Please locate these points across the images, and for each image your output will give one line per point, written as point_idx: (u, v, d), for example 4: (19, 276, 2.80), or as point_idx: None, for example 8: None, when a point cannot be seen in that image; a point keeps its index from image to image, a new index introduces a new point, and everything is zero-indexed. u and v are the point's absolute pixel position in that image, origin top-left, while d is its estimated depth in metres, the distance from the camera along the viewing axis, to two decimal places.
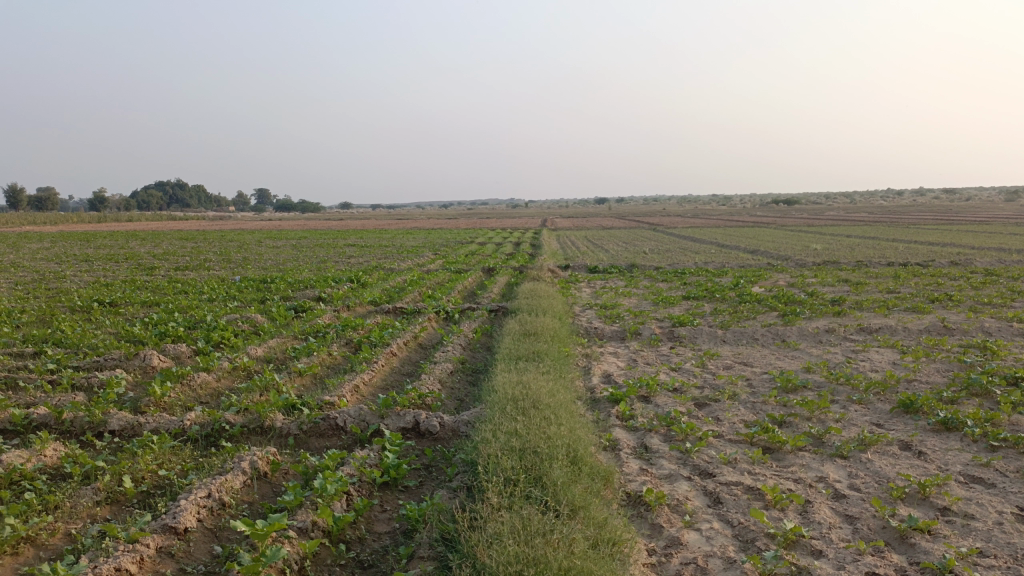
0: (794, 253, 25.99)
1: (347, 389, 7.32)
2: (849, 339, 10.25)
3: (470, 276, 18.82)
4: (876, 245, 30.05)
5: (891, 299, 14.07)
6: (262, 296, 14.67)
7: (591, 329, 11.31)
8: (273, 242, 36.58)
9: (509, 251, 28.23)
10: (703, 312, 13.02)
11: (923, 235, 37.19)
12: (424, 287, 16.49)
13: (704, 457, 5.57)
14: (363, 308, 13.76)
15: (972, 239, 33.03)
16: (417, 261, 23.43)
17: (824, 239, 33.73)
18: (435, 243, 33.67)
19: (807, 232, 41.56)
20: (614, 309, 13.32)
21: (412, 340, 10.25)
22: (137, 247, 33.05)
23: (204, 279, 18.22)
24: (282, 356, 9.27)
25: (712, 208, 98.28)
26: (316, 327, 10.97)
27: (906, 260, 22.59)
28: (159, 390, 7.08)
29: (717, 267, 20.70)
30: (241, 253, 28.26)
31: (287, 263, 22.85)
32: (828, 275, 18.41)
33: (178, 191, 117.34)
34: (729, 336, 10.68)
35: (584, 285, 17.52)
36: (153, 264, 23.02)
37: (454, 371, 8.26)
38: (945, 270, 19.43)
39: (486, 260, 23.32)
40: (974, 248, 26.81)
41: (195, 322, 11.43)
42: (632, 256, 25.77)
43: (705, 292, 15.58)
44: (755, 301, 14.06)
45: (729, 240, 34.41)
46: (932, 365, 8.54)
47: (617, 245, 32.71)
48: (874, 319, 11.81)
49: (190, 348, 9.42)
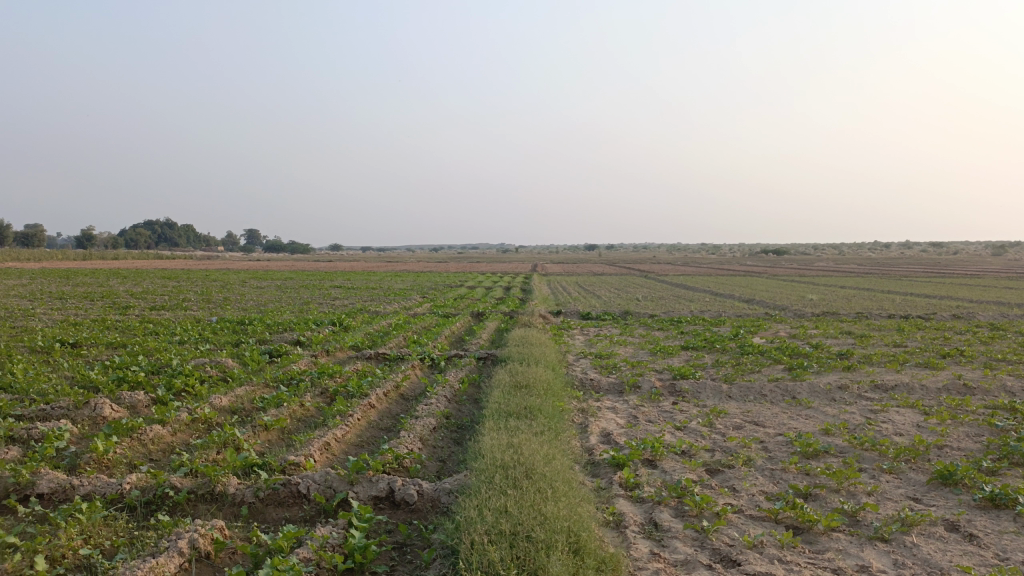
0: (790, 303, 25.41)
1: (315, 447, 6.50)
2: (864, 397, 9.51)
3: (459, 320, 18.06)
4: (872, 297, 29.57)
5: (902, 354, 13.37)
6: (237, 338, 13.84)
7: (586, 381, 10.54)
8: (258, 282, 35.75)
9: (499, 296, 27.55)
10: (704, 364, 12.27)
11: (918, 287, 36.82)
12: (409, 331, 15.72)
13: (725, 539, 4.79)
14: (344, 353, 12.94)
15: (967, 292, 32.69)
16: (403, 305, 22.65)
17: (818, 290, 33.34)
18: (423, 286, 32.96)
19: (800, 282, 41.11)
20: (610, 359, 12.56)
21: (393, 390, 9.44)
22: (117, 284, 32.14)
23: (179, 320, 17.36)
24: (249, 407, 8.43)
25: (702, 256, 98.44)
26: (289, 374, 10.15)
27: (906, 312, 22.00)
28: (101, 445, 6.24)
29: (714, 316, 20.04)
30: (223, 293, 27.42)
31: (268, 305, 22.04)
32: (830, 327, 17.77)
33: (168, 229, 116.56)
34: (735, 392, 9.93)
35: (577, 333, 16.79)
36: (128, 303, 22.10)
37: (437, 427, 7.46)
38: (947, 323, 18.85)
39: (475, 305, 22.61)
40: (973, 302, 26.33)
41: (160, 366, 10.58)
42: (626, 303, 25.12)
43: (704, 342, 14.86)
44: (758, 353, 13.33)
45: (723, 289, 33.89)
46: (961, 429, 7.80)
47: (609, 292, 32.13)
48: (887, 375, 11.11)
49: (148, 396, 8.58)
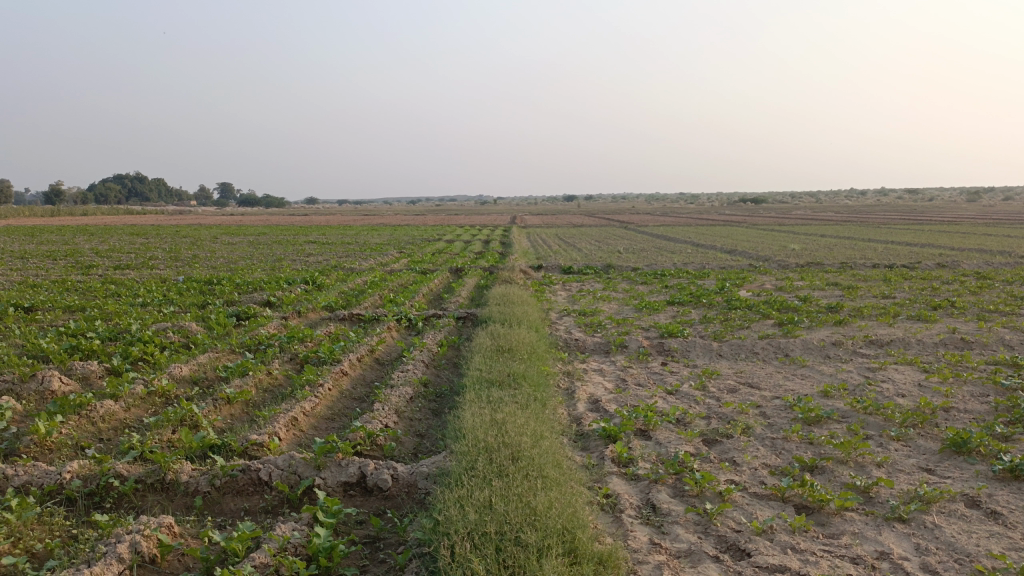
0: (773, 253, 25.06)
1: (280, 423, 5.99)
2: (860, 354, 9.12)
3: (437, 277, 17.48)
4: (854, 245, 29.32)
5: (892, 307, 13.02)
6: (204, 300, 13.18)
7: (571, 341, 10.05)
8: (229, 238, 34.74)
9: (478, 250, 26.94)
10: (692, 320, 11.84)
11: (898, 236, 36.63)
12: (385, 289, 15.12)
13: (730, 524, 4.36)
14: (316, 314, 12.34)
15: (946, 240, 32.58)
16: (379, 260, 21.99)
17: (800, 240, 33.04)
18: (401, 241, 32.18)
19: (781, 232, 40.78)
20: (595, 317, 12.07)
21: (368, 355, 8.90)
22: (81, 242, 31.03)
23: (143, 280, 16.60)
24: (212, 377, 7.87)
25: (681, 206, 98.04)
26: (257, 339, 9.56)
27: (891, 262, 21.71)
28: (43, 427, 5.66)
29: (698, 269, 19.62)
30: (193, 250, 26.53)
31: (239, 262, 21.29)
32: (816, 278, 17.40)
33: (138, 184, 113.83)
34: (726, 350, 9.51)
35: (559, 289, 16.26)
36: (91, 262, 21.21)
37: (414, 397, 6.96)
38: (933, 273, 18.56)
39: (453, 260, 22.01)
40: (955, 250, 26.14)
41: (118, 333, 9.93)
42: (607, 256, 24.65)
43: (690, 296, 14.43)
44: (746, 308, 12.92)
45: (704, 239, 33.51)
46: (966, 389, 7.42)
47: (589, 243, 31.56)
48: (880, 330, 10.74)
49: (102, 367, 7.97)
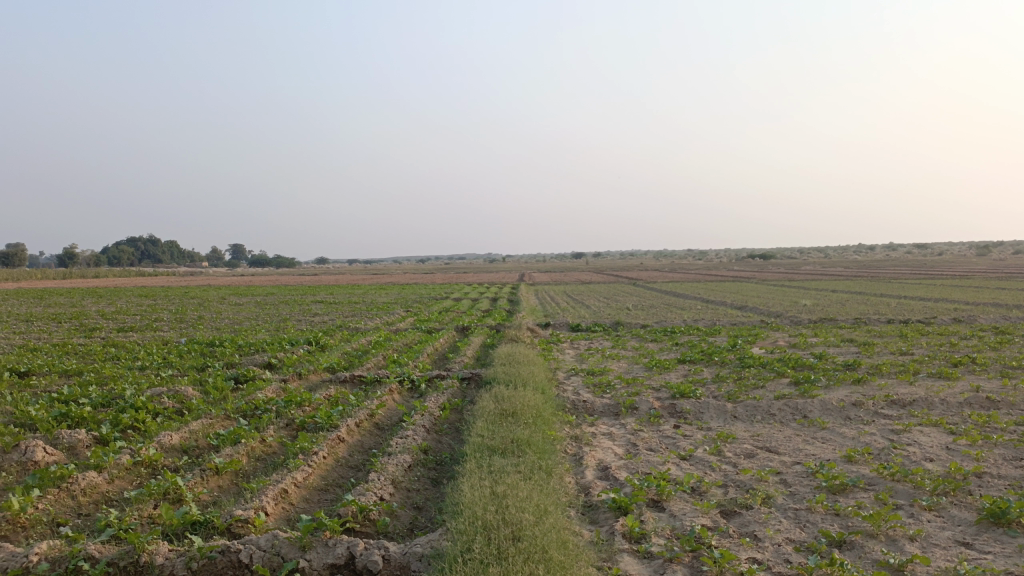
0: (784, 309, 24.68)
1: (269, 496, 5.64)
2: (882, 415, 8.70)
3: (443, 336, 17.17)
4: (867, 301, 28.91)
5: (911, 364, 12.59)
6: (204, 363, 12.88)
7: (579, 403, 9.67)
8: (236, 299, 34.61)
9: (485, 308, 26.66)
10: (703, 379, 11.46)
11: (910, 290, 36.26)
12: (389, 349, 14.81)
13: None
14: (317, 376, 12.01)
15: (960, 294, 32.16)
16: (385, 320, 21.71)
17: (812, 295, 32.64)
18: (408, 300, 31.97)
19: (792, 287, 40.40)
20: (604, 377, 11.70)
21: (367, 420, 8.56)
22: (89, 305, 30.96)
23: (145, 343, 16.35)
24: (203, 445, 7.53)
25: (690, 262, 98.02)
26: (253, 404, 9.23)
27: (906, 317, 21.28)
28: (17, 502, 5.32)
29: (708, 326, 19.25)
30: (199, 312, 26.38)
31: (244, 323, 21.06)
32: (830, 334, 17.00)
33: (150, 245, 114.96)
34: (741, 412, 9.11)
35: (567, 348, 15.92)
36: (94, 325, 21.02)
37: (413, 465, 6.60)
38: (950, 328, 18.12)
39: (460, 319, 21.72)
40: (971, 305, 25.68)
41: (111, 399, 9.62)
42: (616, 313, 24.30)
43: (702, 354, 14.04)
44: (759, 366, 12.53)
45: (714, 295, 33.20)
46: (998, 452, 6.99)
47: (598, 301, 31.27)
48: (901, 388, 10.33)
49: (89, 435, 7.64)
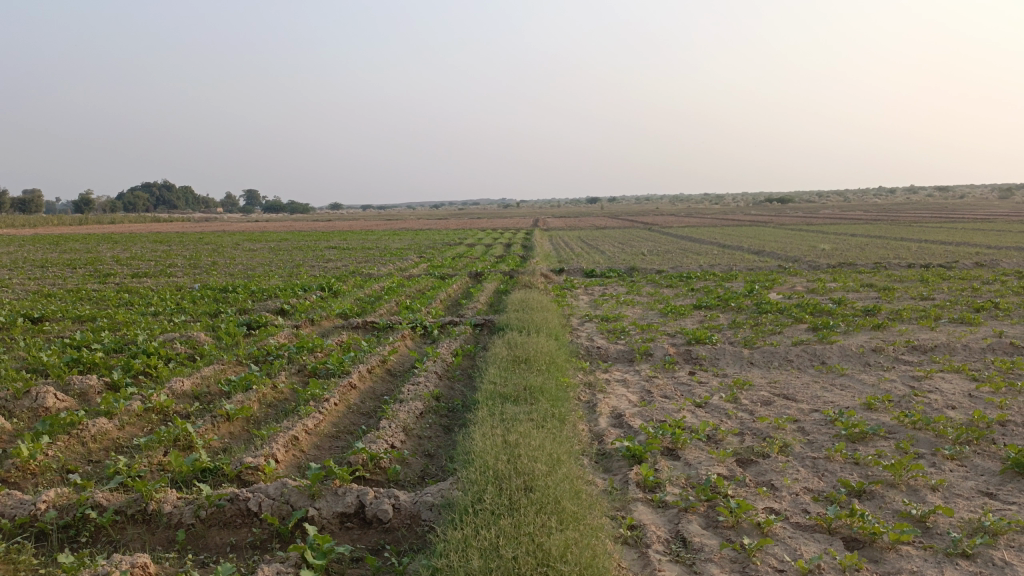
0: (802, 254, 24.34)
1: (279, 444, 5.59)
2: (903, 361, 8.53)
3: (456, 282, 17.05)
4: (886, 245, 28.45)
5: (933, 309, 12.35)
6: (216, 308, 12.86)
7: (593, 349, 9.56)
8: (251, 245, 34.58)
9: (499, 254, 26.48)
10: (719, 325, 11.30)
11: (931, 234, 35.68)
12: (402, 295, 14.73)
13: (771, 563, 3.86)
14: (329, 322, 11.96)
15: (982, 238, 31.59)
16: (398, 266, 21.60)
17: (831, 239, 32.15)
18: (422, 246, 31.80)
19: (810, 232, 39.86)
20: (618, 323, 11.57)
21: (379, 366, 8.50)
22: (104, 251, 31.05)
23: (159, 288, 16.34)
24: (215, 392, 7.50)
25: (706, 206, 96.93)
26: (264, 350, 9.18)
27: (927, 261, 20.91)
28: (25, 450, 5.29)
29: (725, 270, 19.01)
30: (213, 258, 26.41)
31: (257, 269, 21.03)
32: (849, 279, 16.73)
33: (164, 191, 115.08)
34: (758, 358, 8.97)
35: (581, 293, 15.78)
36: (109, 271, 21.07)
37: (424, 412, 6.53)
38: (972, 272, 17.78)
39: (473, 264, 21.58)
40: (994, 249, 25.20)
41: (123, 345, 9.60)
42: (631, 258, 24.06)
43: (718, 300, 13.85)
44: (776, 311, 12.34)
45: (730, 240, 32.81)
46: (1022, 399, 6.82)
47: (613, 246, 30.99)
48: (922, 334, 10.12)
49: (101, 382, 7.62)
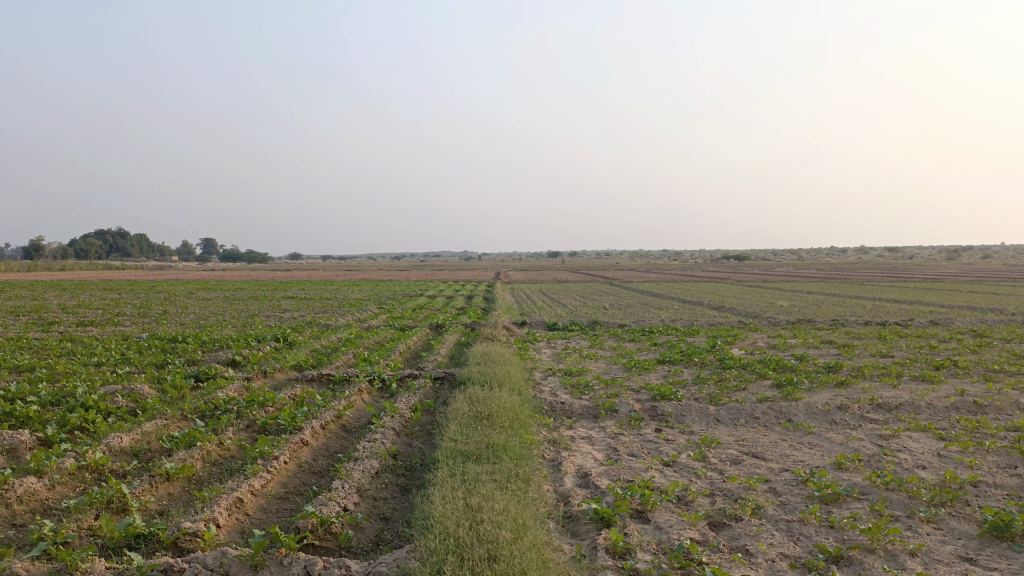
0: (762, 310, 24.52)
1: (221, 507, 5.19)
2: (869, 419, 8.43)
3: (416, 334, 16.70)
4: (842, 302, 28.88)
5: (893, 367, 12.37)
6: (164, 359, 12.32)
7: (556, 405, 9.29)
8: (206, 294, 33.76)
9: (460, 306, 26.19)
10: (684, 381, 11.14)
11: (884, 292, 36.45)
12: (360, 347, 14.33)
13: None
14: (283, 375, 11.51)
15: (934, 297, 32.32)
16: (357, 317, 21.17)
17: (788, 296, 32.59)
18: (382, 297, 31.39)
19: (768, 289, 40.44)
20: (581, 377, 11.34)
21: (334, 421, 8.12)
22: (51, 299, 29.99)
23: (105, 338, 15.70)
24: (156, 449, 7.04)
25: (666, 262, 98.21)
26: (212, 404, 8.72)
27: (883, 319, 21.19)
28: None
29: (686, 325, 18.98)
30: (165, 307, 25.66)
31: (210, 319, 20.41)
32: (809, 336, 16.80)
33: (119, 239, 112.83)
34: (724, 415, 8.79)
35: (543, 347, 15.54)
36: (54, 319, 20.24)
37: (381, 471, 6.18)
38: (928, 331, 18.01)
39: (434, 316, 21.25)
40: (946, 308, 25.69)
41: (61, 397, 9.05)
42: (593, 312, 23.97)
43: (681, 355, 13.73)
44: (740, 367, 12.24)
45: (691, 295, 33.05)
46: (991, 459, 6.71)
47: (574, 299, 30.97)
48: (885, 391, 10.07)
49: (33, 437, 7.10)
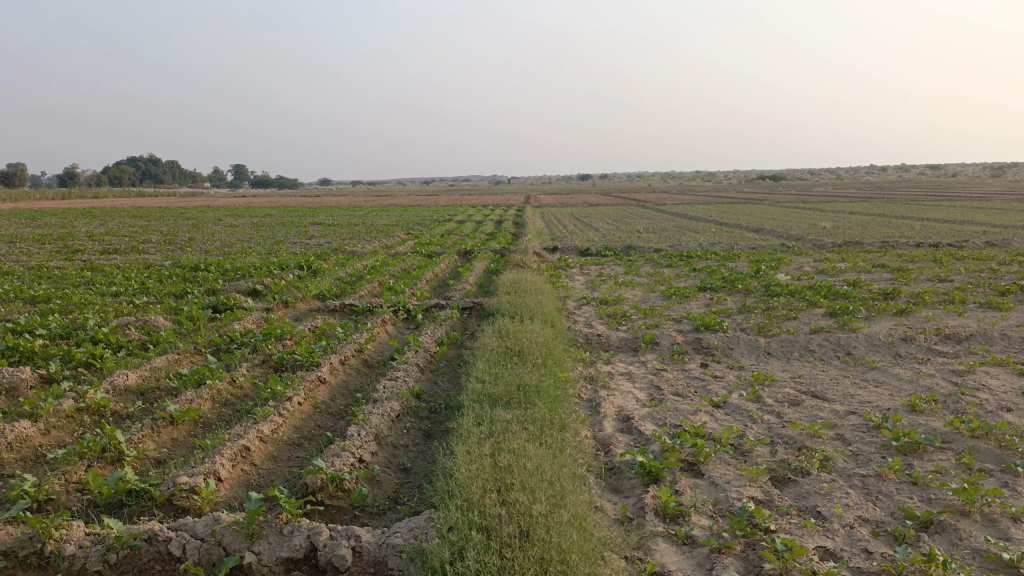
0: (804, 232, 23.45)
1: (223, 457, 4.65)
2: (937, 353, 7.67)
3: (444, 261, 16.08)
4: (888, 223, 27.57)
5: (955, 292, 11.49)
6: (182, 289, 11.83)
7: (593, 337, 8.64)
8: (233, 220, 33.34)
9: (490, 231, 25.47)
10: (729, 310, 10.40)
11: (932, 212, 34.97)
12: (385, 275, 13.76)
13: None
14: (305, 305, 10.99)
15: (984, 217, 30.85)
16: (384, 243, 20.59)
17: (831, 218, 31.30)
18: (411, 222, 30.74)
19: (808, 209, 38.94)
20: (618, 306, 10.66)
21: (355, 356, 7.59)
22: (79, 226, 29.76)
23: (127, 267, 15.29)
24: (164, 388, 6.55)
25: (700, 183, 96.04)
26: (227, 337, 8.21)
27: (936, 240, 20.07)
28: None
29: (726, 250, 18.10)
30: (190, 233, 25.26)
31: (235, 246, 19.94)
32: (859, 259, 15.86)
33: (150, 165, 113.04)
34: (775, 348, 8.09)
35: (577, 273, 14.84)
36: (78, 247, 19.91)
37: (402, 415, 5.62)
38: (986, 253, 16.92)
39: (462, 242, 20.58)
40: (1000, 227, 24.40)
41: (71, 330, 8.61)
42: (627, 236, 23.11)
43: (723, 281, 12.94)
44: (788, 295, 11.43)
45: (728, 218, 31.91)
46: None
47: (607, 223, 30.04)
48: (951, 321, 9.26)
49: (34, 377, 6.63)
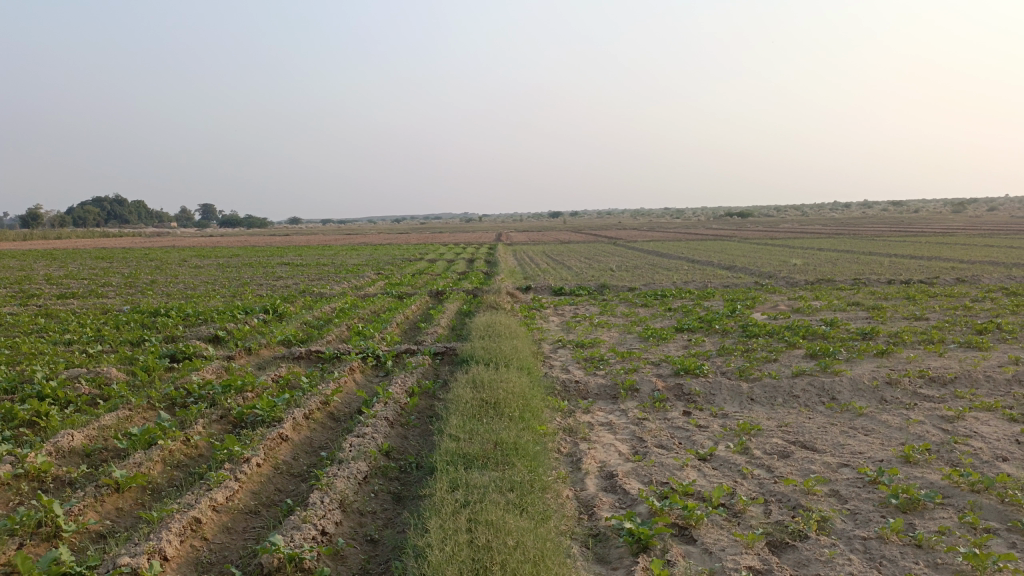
0: (777, 269, 23.48)
1: (171, 532, 4.23)
2: (923, 398, 7.45)
3: (415, 303, 15.71)
4: (857, 260, 27.75)
5: (933, 331, 11.37)
6: (140, 336, 11.31)
7: (570, 384, 8.31)
8: (199, 261, 32.69)
9: (462, 271, 25.16)
10: (708, 352, 10.15)
11: (898, 248, 35.43)
12: (354, 318, 13.35)
13: None
14: (269, 352, 10.53)
15: (949, 253, 31.29)
16: (354, 285, 20.18)
17: (801, 254, 31.50)
18: (381, 262, 30.34)
19: (777, 246, 39.27)
20: (594, 350, 10.37)
21: (320, 409, 7.18)
22: (39, 268, 28.93)
23: (84, 312, 14.69)
24: (112, 449, 6.08)
25: (669, 220, 96.99)
26: (184, 390, 7.75)
27: (907, 277, 20.15)
28: None
29: (701, 288, 17.96)
30: (153, 275, 24.60)
31: (199, 289, 19.39)
32: (833, 297, 15.79)
33: (116, 205, 111.50)
34: (759, 394, 7.82)
35: (551, 314, 14.56)
36: (35, 292, 19.20)
37: (370, 477, 5.24)
38: (957, 289, 16.96)
39: (434, 283, 20.23)
40: (967, 263, 24.71)
41: (16, 384, 8.09)
42: (600, 275, 22.94)
43: (700, 322, 12.72)
44: (766, 335, 11.23)
45: (699, 255, 31.97)
46: None
47: (579, 261, 29.93)
48: (933, 362, 9.09)
49: None
